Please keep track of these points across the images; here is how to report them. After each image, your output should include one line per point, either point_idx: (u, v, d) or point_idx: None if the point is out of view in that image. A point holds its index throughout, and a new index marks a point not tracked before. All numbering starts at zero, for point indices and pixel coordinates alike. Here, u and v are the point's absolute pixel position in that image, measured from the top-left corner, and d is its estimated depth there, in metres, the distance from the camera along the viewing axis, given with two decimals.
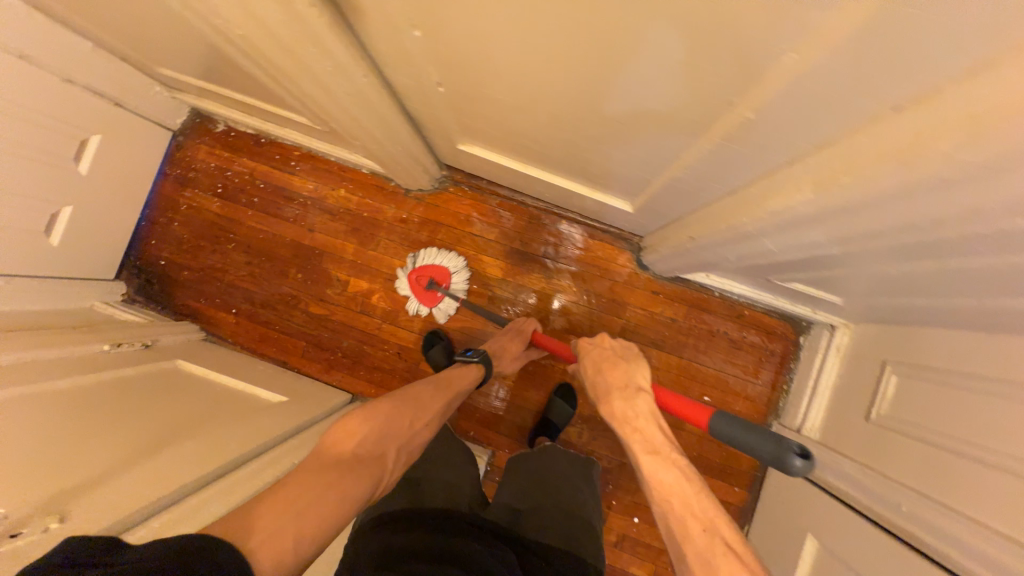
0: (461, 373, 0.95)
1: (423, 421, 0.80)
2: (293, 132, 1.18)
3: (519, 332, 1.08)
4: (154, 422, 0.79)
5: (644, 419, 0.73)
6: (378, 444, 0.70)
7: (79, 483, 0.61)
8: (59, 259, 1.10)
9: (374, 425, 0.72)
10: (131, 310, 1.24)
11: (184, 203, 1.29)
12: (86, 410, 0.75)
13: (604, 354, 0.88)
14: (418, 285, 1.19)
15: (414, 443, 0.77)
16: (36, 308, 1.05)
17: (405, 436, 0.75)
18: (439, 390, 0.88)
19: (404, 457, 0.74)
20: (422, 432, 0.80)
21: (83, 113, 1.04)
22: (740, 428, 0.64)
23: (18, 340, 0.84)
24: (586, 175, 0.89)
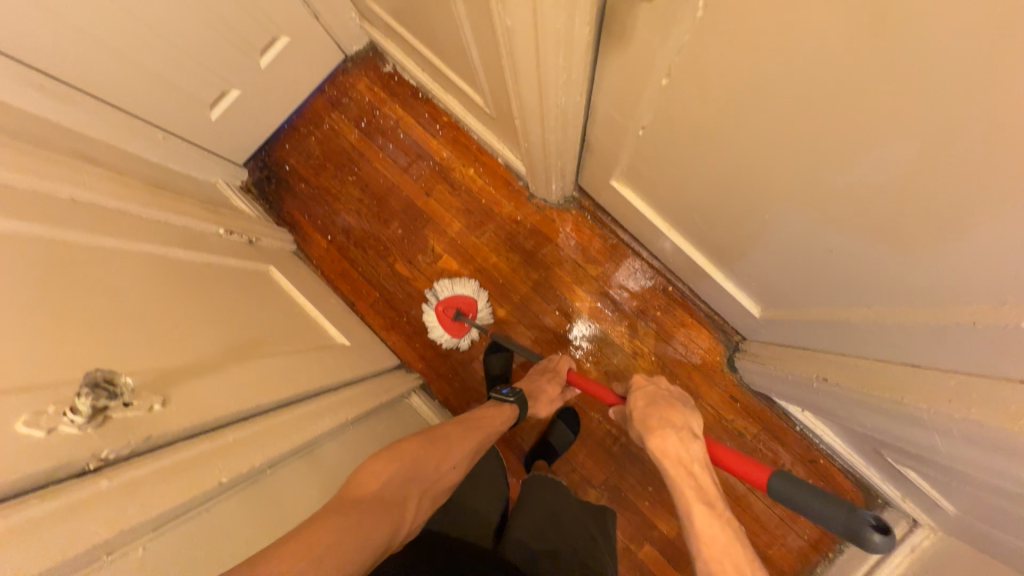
0: (492, 414, 0.92)
1: (447, 463, 0.75)
2: (453, 100, 1.19)
3: (551, 370, 1.03)
4: (242, 327, 0.82)
5: (697, 466, 0.67)
6: (403, 485, 0.66)
7: (196, 366, 0.63)
8: (210, 133, 1.17)
9: (396, 467, 0.67)
10: (244, 200, 1.30)
11: (328, 123, 1.33)
12: (196, 291, 0.79)
13: (661, 393, 0.78)
14: (447, 315, 1.18)
15: (440, 485, 0.73)
16: (177, 168, 1.12)
17: (430, 479, 0.71)
18: (465, 431, 0.84)
19: (425, 504, 0.69)
20: (449, 474, 0.76)
21: (287, 15, 1.09)
22: (818, 497, 0.57)
23: (160, 200, 0.90)
24: (733, 265, 0.83)
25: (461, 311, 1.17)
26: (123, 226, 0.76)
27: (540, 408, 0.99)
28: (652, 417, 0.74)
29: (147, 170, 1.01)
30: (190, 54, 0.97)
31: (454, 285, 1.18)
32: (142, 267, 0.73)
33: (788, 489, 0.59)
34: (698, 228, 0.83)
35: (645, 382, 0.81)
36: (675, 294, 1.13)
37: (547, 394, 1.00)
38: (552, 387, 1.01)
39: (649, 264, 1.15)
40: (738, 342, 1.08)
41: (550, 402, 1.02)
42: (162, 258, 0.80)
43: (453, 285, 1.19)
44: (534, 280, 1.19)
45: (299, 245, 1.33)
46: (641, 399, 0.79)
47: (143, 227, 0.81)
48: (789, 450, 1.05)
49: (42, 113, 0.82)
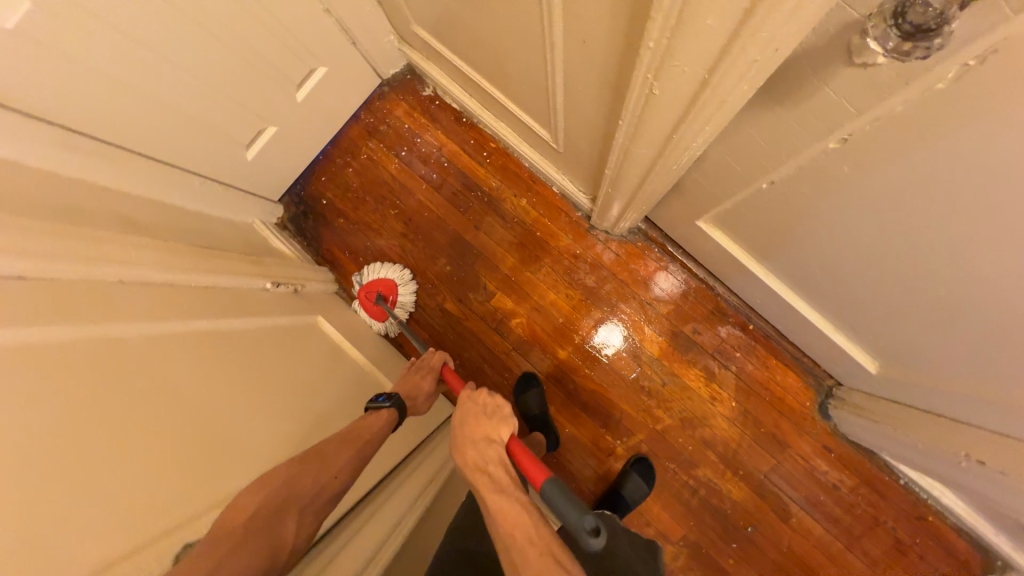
0: (377, 419, 0.75)
1: (329, 470, 0.62)
2: (503, 126, 1.10)
3: (428, 366, 0.93)
4: (293, 407, 0.73)
5: (493, 465, 0.63)
6: (269, 515, 0.53)
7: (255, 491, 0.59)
8: (245, 172, 1.09)
9: (252, 490, 0.54)
10: (282, 240, 1.23)
11: (365, 153, 1.25)
12: (254, 369, 0.72)
13: (476, 406, 0.70)
14: (369, 299, 1.17)
15: (336, 498, 0.61)
16: (213, 214, 1.05)
17: (310, 494, 0.58)
18: (347, 437, 0.69)
19: (318, 522, 0.58)
20: (343, 482, 0.63)
21: (325, 45, 1.00)
22: (567, 503, 0.55)
23: (205, 261, 0.82)
24: (849, 317, 0.74)
25: (383, 295, 1.16)
26: (152, 305, 0.66)
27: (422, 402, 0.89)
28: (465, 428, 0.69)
29: (186, 222, 0.94)
30: (226, 94, 0.89)
31: (377, 269, 1.19)
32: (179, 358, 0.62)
33: (554, 493, 0.56)
34: (809, 278, 0.73)
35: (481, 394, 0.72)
36: (756, 333, 1.03)
37: (419, 383, 0.89)
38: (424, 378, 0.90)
39: (724, 300, 1.05)
40: (831, 386, 0.99)
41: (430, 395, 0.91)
42: (207, 334, 0.71)
43: (379, 268, 1.20)
44: (596, 319, 1.10)
45: (340, 283, 1.25)
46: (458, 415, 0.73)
47: (184, 298, 0.73)
48: (892, 504, 0.95)
49: (76, 174, 0.75)
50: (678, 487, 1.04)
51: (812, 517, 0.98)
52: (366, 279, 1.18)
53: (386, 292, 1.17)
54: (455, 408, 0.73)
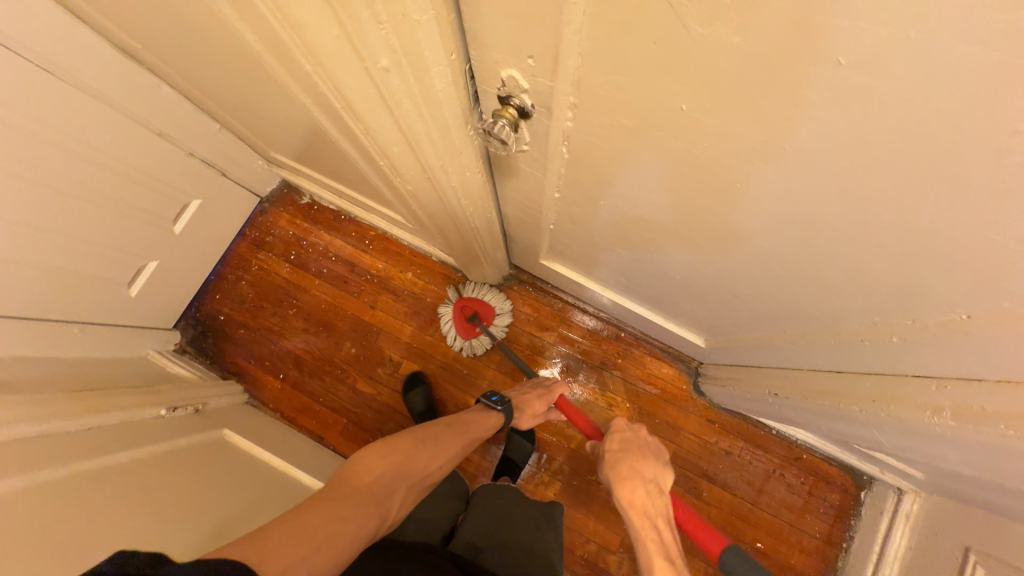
0: (483, 419, 0.96)
1: (435, 460, 0.84)
2: (375, 216, 1.25)
3: (548, 388, 1.06)
4: (197, 514, 0.75)
5: (660, 520, 0.77)
6: (393, 481, 0.75)
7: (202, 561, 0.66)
8: (130, 310, 1.13)
9: (389, 461, 0.76)
10: (183, 364, 1.25)
11: (256, 264, 1.33)
12: (148, 492, 0.74)
13: (640, 442, 0.91)
14: (463, 317, 1.20)
15: (427, 481, 0.82)
16: (98, 356, 1.06)
17: (418, 476, 0.80)
18: (457, 428, 0.91)
19: (411, 496, 0.79)
20: (435, 471, 0.84)
21: (193, 181, 1.12)
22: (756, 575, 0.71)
23: (88, 403, 0.84)
24: (667, 307, 0.92)
25: (477, 315, 1.19)
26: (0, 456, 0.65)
27: (525, 421, 1.05)
28: (622, 465, 0.85)
29: (65, 371, 0.95)
30: (95, 243, 0.97)
31: (484, 292, 1.20)
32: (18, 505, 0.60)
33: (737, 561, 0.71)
34: (628, 285, 0.91)
35: (640, 434, 0.92)
36: (628, 337, 1.19)
37: (533, 409, 1.02)
38: (536, 402, 1.02)
39: (597, 316, 1.21)
40: (697, 366, 1.15)
41: (533, 418, 1.04)
42: (83, 470, 0.71)
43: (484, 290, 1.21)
44: (496, 361, 1.22)
45: (251, 392, 1.27)
46: (614, 447, 0.90)
47: (55, 445, 0.73)
48: (774, 454, 1.11)
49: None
50: (604, 496, 1.12)
51: (718, 485, 1.11)
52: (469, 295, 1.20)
53: (484, 316, 1.20)
54: (612, 438, 0.91)
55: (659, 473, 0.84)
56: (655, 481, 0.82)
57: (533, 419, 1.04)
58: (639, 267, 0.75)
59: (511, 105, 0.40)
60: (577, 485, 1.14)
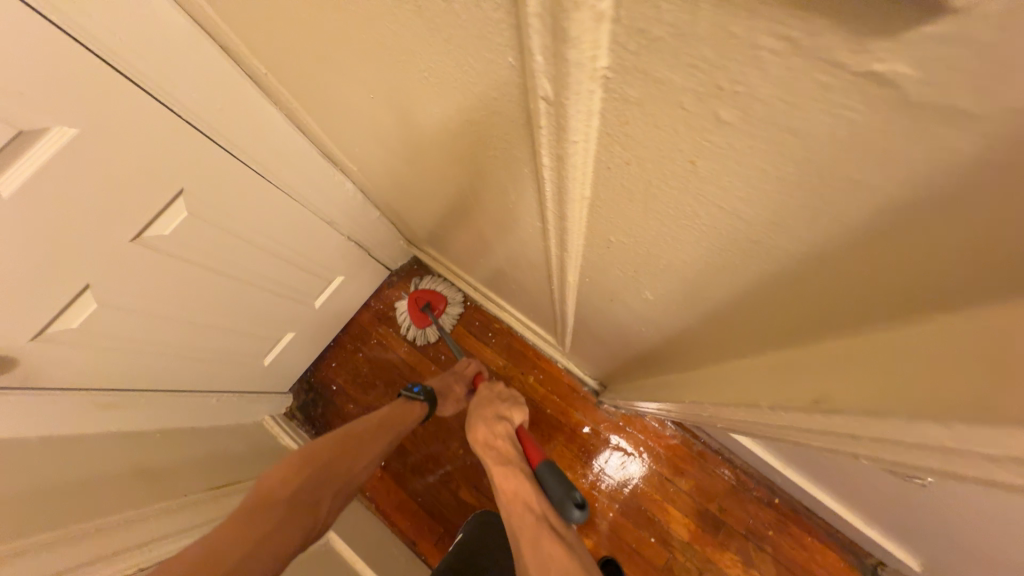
0: (402, 415, 0.95)
1: (357, 465, 0.85)
2: (508, 313, 1.19)
3: (461, 373, 1.08)
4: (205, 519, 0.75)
5: (499, 441, 0.84)
6: (314, 493, 0.76)
7: None
8: (260, 378, 1.13)
9: (307, 472, 0.77)
10: (292, 434, 1.23)
11: (376, 338, 1.32)
12: None
13: (491, 394, 0.97)
14: (415, 307, 1.23)
15: (349, 486, 0.84)
16: (224, 425, 1.06)
17: (337, 482, 0.81)
18: (376, 428, 0.91)
19: (337, 501, 0.81)
20: (359, 476, 0.86)
21: (343, 261, 1.12)
22: (559, 483, 0.72)
23: (220, 503, 0.80)
24: (880, 517, 0.74)
25: (429, 304, 1.23)
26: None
27: (450, 408, 1.08)
28: (478, 415, 0.90)
29: (198, 448, 0.94)
30: (250, 320, 0.98)
31: (435, 282, 1.26)
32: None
33: (548, 476, 0.73)
34: (830, 478, 0.75)
35: (496, 388, 1.00)
36: (783, 506, 1.00)
37: (455, 393, 1.05)
38: (456, 388, 1.05)
39: (745, 470, 1.03)
40: (875, 566, 0.93)
41: (457, 403, 1.08)
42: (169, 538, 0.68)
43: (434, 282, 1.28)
44: (619, 500, 1.07)
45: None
46: (478, 402, 0.96)
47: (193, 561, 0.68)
48: None
49: (86, 432, 0.76)
50: None
51: None
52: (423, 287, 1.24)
53: (435, 305, 1.24)
54: (477, 398, 0.97)
55: (518, 418, 0.90)
56: (505, 414, 0.90)
57: (453, 407, 1.08)
58: (885, 493, 0.60)
59: None
60: None
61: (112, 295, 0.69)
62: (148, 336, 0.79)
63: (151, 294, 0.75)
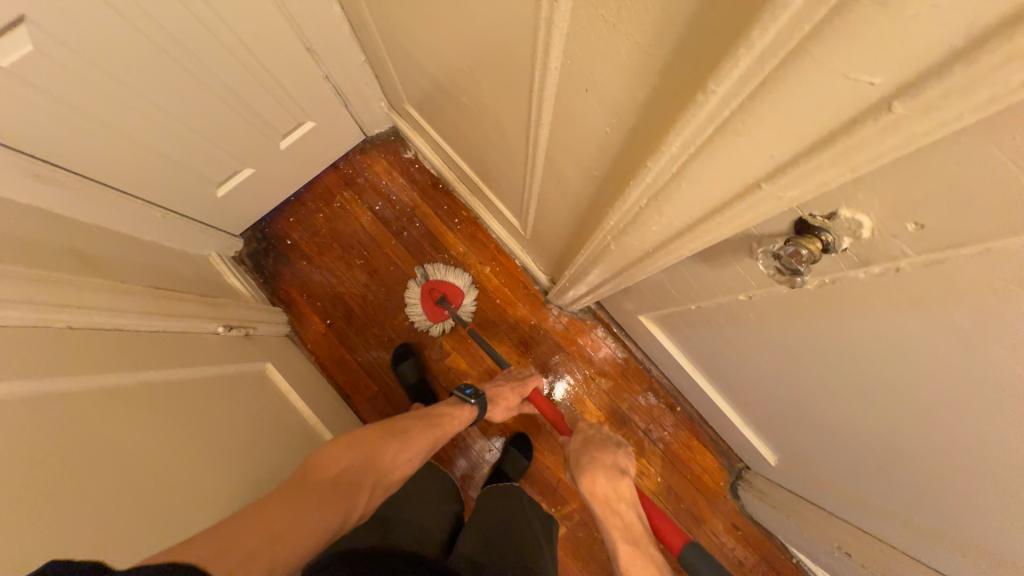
0: (456, 414, 0.93)
1: (404, 455, 0.80)
2: (479, 201, 1.19)
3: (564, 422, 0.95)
4: (212, 470, 0.67)
5: (623, 503, 0.81)
6: (358, 477, 0.70)
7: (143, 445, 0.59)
8: (210, 210, 1.08)
9: (352, 454, 0.72)
10: (238, 276, 1.21)
11: (339, 201, 1.28)
12: (186, 414, 0.70)
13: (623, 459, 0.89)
14: (430, 298, 1.19)
15: (394, 478, 0.78)
16: (165, 245, 1.02)
17: (385, 473, 0.75)
18: (425, 424, 0.87)
19: (377, 492, 0.74)
20: (407, 467, 0.80)
21: (317, 103, 1.05)
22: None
23: (158, 303, 0.80)
24: (756, 419, 0.87)
25: (445, 297, 1.18)
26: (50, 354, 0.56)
27: (496, 416, 1.02)
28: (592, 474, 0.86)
29: (137, 255, 0.90)
30: (205, 136, 0.92)
31: (447, 272, 1.19)
32: (68, 408, 0.54)
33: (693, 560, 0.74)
34: (728, 384, 0.86)
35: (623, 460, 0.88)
36: (682, 413, 1.15)
37: (507, 401, 1.01)
38: (513, 396, 1.01)
39: (658, 380, 1.16)
40: (741, 469, 1.11)
41: (507, 410, 1.03)
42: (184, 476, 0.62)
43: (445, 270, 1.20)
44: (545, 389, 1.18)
45: (292, 327, 1.24)
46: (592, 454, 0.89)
47: (110, 345, 0.66)
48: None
49: (13, 198, 0.71)
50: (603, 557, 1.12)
51: None
52: (433, 276, 1.19)
53: (452, 297, 1.19)
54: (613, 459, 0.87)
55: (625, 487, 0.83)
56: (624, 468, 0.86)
57: (506, 412, 1.03)
58: (764, 386, 0.70)
59: (816, 238, 0.33)
60: (580, 536, 1.13)
61: (51, 42, 0.61)
62: (91, 111, 0.73)
63: (99, 61, 0.67)
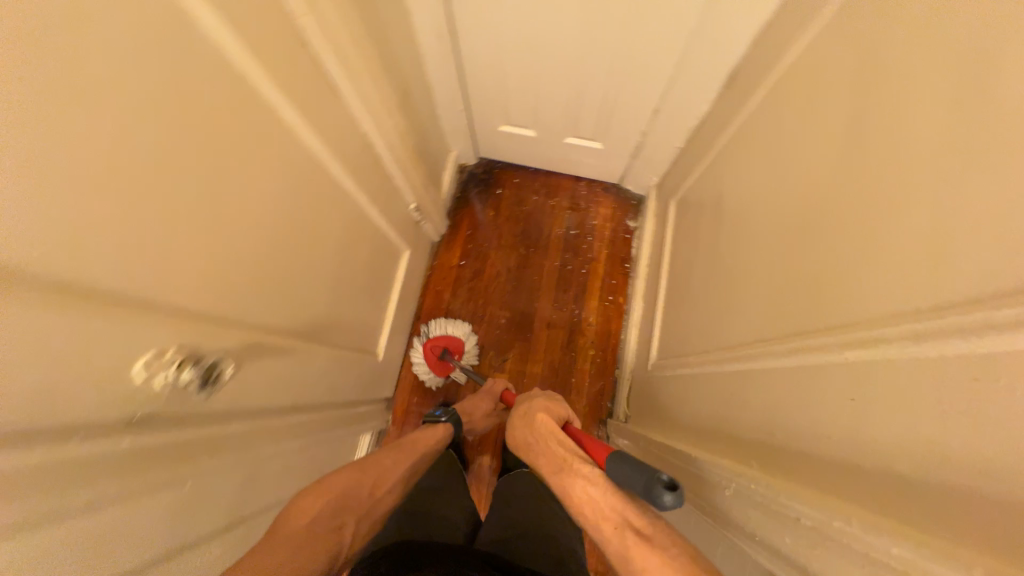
0: (426, 437, 0.88)
1: (382, 484, 0.72)
2: (641, 302, 1.22)
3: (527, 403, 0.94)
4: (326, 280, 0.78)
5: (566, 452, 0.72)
6: (336, 514, 0.62)
7: (323, 229, 0.72)
8: (484, 131, 1.26)
9: (330, 498, 0.63)
10: (451, 178, 1.38)
11: (556, 201, 1.40)
12: (350, 236, 0.82)
13: (541, 428, 0.80)
14: (435, 357, 1.19)
15: (377, 514, 0.70)
16: (440, 125, 1.20)
17: (364, 503, 0.67)
18: (404, 453, 0.79)
19: (362, 529, 0.67)
20: (392, 484, 0.74)
21: (618, 138, 1.17)
22: None
23: (405, 158, 0.95)
24: None
25: (449, 352, 1.20)
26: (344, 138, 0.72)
27: (478, 423, 1.07)
28: (520, 431, 0.84)
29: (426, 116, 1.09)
30: (537, 94, 1.07)
31: (448, 326, 1.22)
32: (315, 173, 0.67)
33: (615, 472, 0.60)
34: None
35: (543, 428, 0.79)
36: None
37: (480, 404, 1.08)
38: (484, 400, 1.09)
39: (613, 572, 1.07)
40: None
41: (484, 417, 1.09)
42: (227, 494, 0.61)
43: (444, 325, 1.23)
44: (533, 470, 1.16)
45: (427, 262, 1.35)
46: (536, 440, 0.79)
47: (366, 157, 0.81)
48: None
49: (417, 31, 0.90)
50: None
51: None
52: (431, 333, 1.21)
53: (454, 351, 1.21)
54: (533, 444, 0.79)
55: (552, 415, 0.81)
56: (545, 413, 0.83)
57: (485, 420, 1.09)
58: None
59: None
60: None
61: None
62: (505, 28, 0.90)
63: (545, 12, 0.84)
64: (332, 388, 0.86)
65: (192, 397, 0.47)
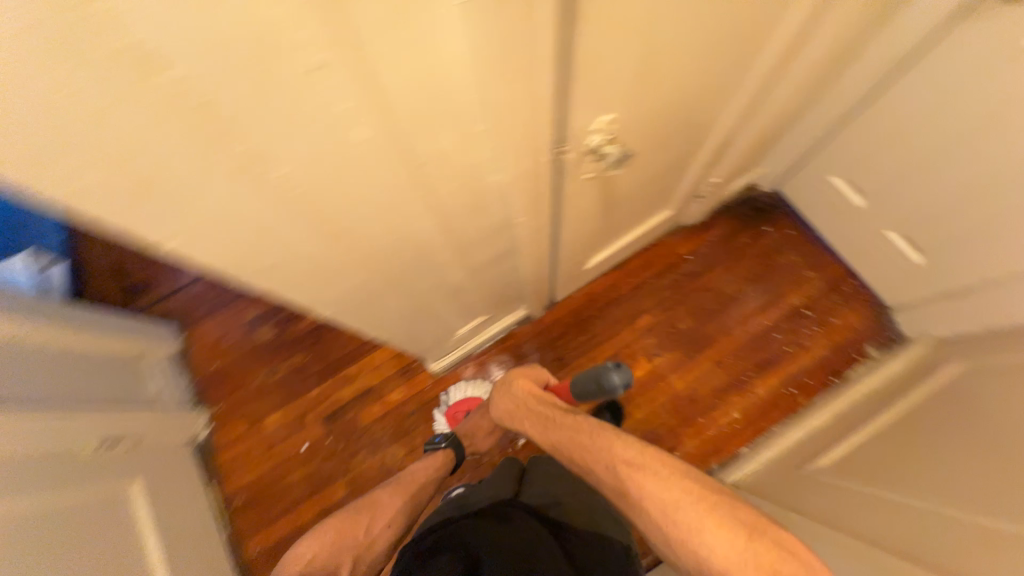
0: (421, 469, 1.05)
1: (378, 524, 0.92)
2: (824, 422, 1.12)
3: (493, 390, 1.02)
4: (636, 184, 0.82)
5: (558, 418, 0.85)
6: (341, 552, 0.87)
7: (679, 135, 0.75)
8: (813, 174, 1.17)
9: (326, 546, 0.88)
10: (739, 190, 1.35)
11: (813, 278, 1.30)
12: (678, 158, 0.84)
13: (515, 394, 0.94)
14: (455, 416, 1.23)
15: (380, 544, 0.91)
16: (783, 143, 1.14)
17: (362, 537, 0.90)
18: (396, 488, 0.99)
19: (367, 557, 0.89)
20: (387, 534, 0.92)
21: (951, 276, 1.00)
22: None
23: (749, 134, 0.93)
24: None
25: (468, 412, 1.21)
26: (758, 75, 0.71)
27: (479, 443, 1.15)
28: (499, 402, 0.97)
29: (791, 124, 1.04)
30: (915, 184, 0.94)
31: (467, 387, 1.26)
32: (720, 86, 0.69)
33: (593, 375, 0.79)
34: None
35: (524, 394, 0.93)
36: None
37: (482, 425, 1.12)
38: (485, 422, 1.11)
39: None
40: None
41: (486, 434, 1.14)
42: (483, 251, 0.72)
43: (465, 388, 1.26)
44: None
45: (623, 262, 1.35)
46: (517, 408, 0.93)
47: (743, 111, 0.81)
48: None
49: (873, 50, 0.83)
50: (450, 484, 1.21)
51: None
52: (450, 404, 1.25)
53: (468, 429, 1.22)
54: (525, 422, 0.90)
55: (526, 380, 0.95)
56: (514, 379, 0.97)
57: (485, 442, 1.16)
58: None
59: None
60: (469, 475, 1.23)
61: None
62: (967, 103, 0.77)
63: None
64: (538, 275, 0.98)
65: (593, 169, 0.59)
